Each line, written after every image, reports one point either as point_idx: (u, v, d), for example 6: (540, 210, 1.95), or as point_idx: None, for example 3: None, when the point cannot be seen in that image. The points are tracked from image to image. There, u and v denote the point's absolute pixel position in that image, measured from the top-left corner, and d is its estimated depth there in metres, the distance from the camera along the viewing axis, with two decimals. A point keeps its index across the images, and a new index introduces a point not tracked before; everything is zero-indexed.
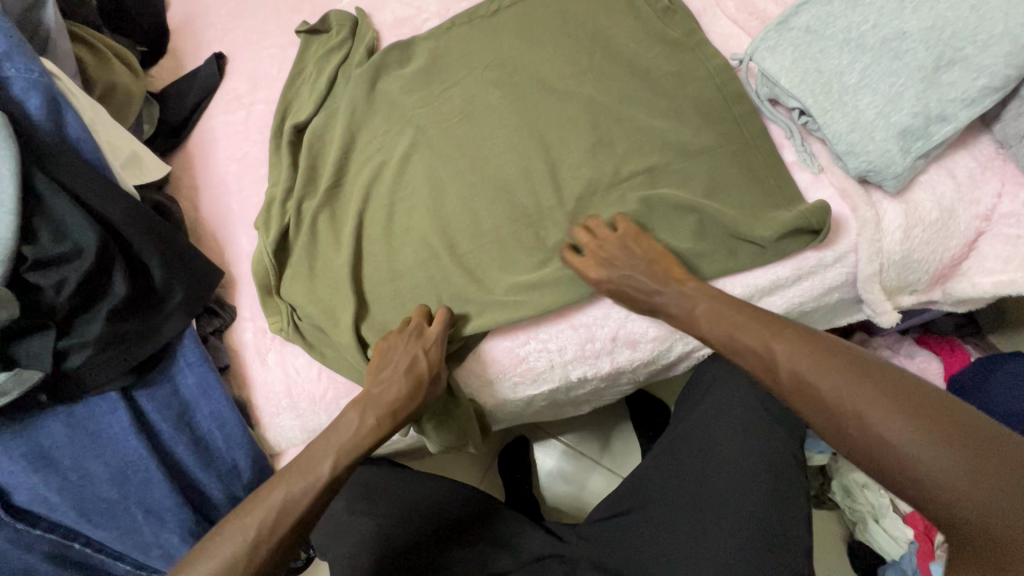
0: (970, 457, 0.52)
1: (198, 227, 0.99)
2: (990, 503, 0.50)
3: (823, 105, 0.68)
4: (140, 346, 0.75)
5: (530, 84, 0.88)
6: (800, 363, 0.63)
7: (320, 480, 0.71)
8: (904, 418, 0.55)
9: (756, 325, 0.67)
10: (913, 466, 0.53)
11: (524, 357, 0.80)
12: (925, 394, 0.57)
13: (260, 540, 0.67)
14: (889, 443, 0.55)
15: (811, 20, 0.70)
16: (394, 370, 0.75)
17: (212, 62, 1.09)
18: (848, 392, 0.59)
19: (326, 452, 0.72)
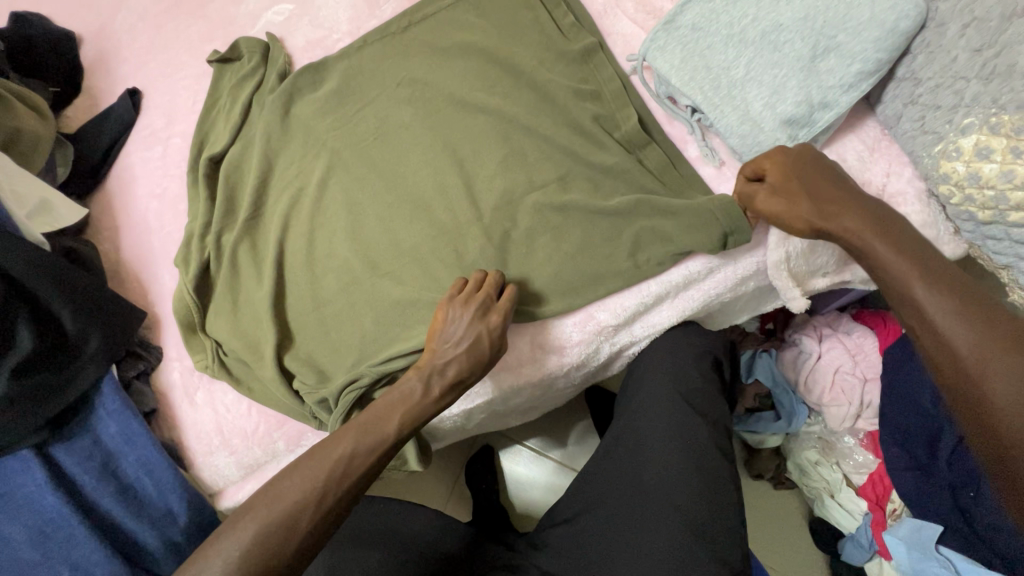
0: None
1: (120, 268, 0.96)
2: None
3: (713, 100, 0.68)
4: (53, 399, 0.73)
5: (440, 99, 0.87)
6: (912, 275, 0.56)
7: (336, 481, 0.66)
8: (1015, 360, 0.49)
9: (886, 236, 0.58)
10: (1022, 416, 0.48)
11: (594, 327, 0.77)
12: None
13: (270, 559, 0.61)
14: (1006, 386, 0.49)
15: (696, 17, 0.70)
16: (461, 339, 0.70)
17: (126, 98, 1.07)
18: (966, 329, 0.52)
19: (341, 445, 0.67)
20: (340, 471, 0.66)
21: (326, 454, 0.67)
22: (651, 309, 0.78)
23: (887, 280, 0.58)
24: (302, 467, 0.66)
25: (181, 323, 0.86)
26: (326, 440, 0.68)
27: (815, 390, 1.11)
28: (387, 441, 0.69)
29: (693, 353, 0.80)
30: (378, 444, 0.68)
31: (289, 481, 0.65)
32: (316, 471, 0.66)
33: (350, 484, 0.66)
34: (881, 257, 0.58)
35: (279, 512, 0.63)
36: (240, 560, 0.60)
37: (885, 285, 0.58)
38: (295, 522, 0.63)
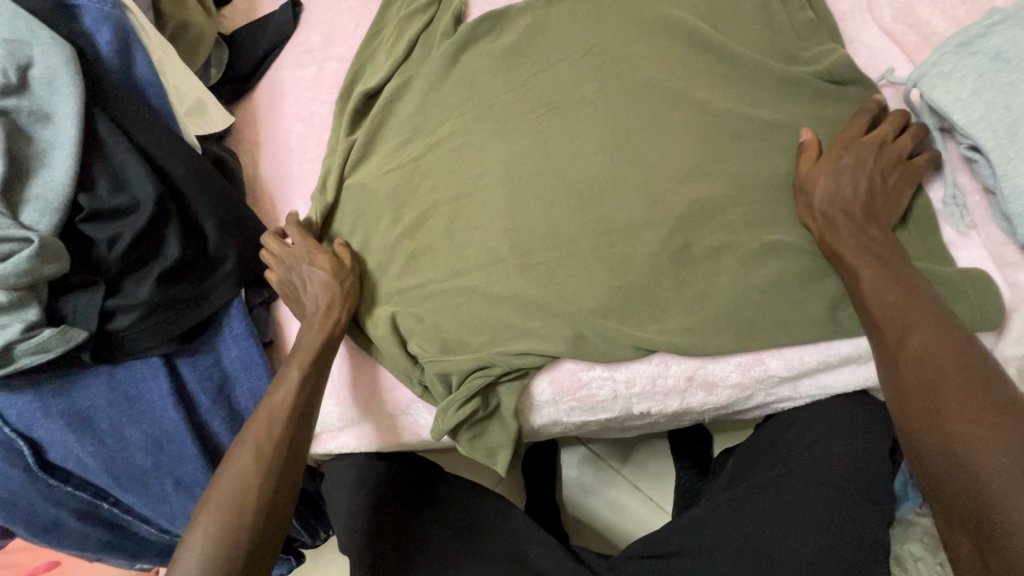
0: None
1: (255, 185, 0.93)
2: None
3: (1004, 150, 0.56)
4: (188, 313, 0.70)
5: (633, 79, 0.78)
6: (903, 320, 0.58)
7: (264, 451, 0.65)
8: (976, 402, 0.52)
9: (870, 259, 0.61)
10: (984, 453, 0.50)
11: (586, 382, 0.73)
12: (986, 386, 0.53)
13: (235, 511, 0.62)
14: (952, 413, 0.52)
15: (1004, 45, 0.57)
16: (308, 285, 0.74)
17: (288, 9, 1.02)
18: (926, 357, 0.56)
19: (258, 415, 0.67)
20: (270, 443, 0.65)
21: (257, 419, 0.67)
22: (829, 369, 0.69)
23: (873, 317, 0.61)
24: (248, 427, 0.67)
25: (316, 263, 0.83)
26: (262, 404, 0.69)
27: None
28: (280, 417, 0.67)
29: (864, 430, 0.71)
30: (288, 394, 0.68)
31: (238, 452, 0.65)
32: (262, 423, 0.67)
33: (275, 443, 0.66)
34: (856, 271, 0.62)
35: (245, 475, 0.63)
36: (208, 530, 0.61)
37: (872, 324, 0.61)
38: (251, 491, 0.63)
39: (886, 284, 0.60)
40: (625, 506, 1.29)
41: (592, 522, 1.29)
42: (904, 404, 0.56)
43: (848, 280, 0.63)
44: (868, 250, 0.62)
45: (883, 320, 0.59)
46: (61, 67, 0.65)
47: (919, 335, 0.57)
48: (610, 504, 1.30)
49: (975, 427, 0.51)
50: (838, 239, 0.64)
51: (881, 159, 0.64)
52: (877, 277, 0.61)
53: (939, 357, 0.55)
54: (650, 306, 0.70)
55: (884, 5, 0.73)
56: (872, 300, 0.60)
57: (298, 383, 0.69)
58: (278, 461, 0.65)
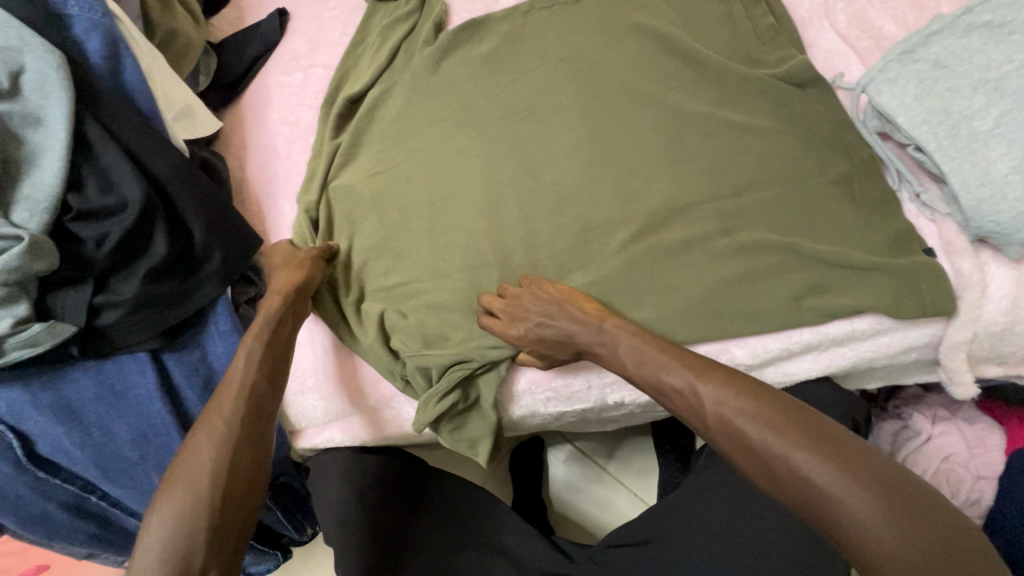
0: (903, 514, 0.49)
1: (241, 188, 0.96)
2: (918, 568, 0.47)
3: (946, 150, 0.59)
4: (174, 309, 0.73)
5: (604, 83, 0.81)
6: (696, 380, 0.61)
7: (221, 428, 0.63)
8: (814, 451, 0.53)
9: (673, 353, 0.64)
10: (860, 519, 0.49)
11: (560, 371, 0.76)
12: (810, 426, 0.55)
13: (204, 491, 0.59)
14: (811, 474, 0.52)
15: (942, 53, 0.61)
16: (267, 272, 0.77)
17: (275, 18, 1.05)
18: (745, 421, 0.57)
19: (212, 411, 0.65)
20: (232, 417, 0.64)
21: (219, 400, 0.65)
22: (792, 356, 0.71)
23: (681, 405, 0.62)
24: (208, 417, 0.65)
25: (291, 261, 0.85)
26: (222, 389, 0.67)
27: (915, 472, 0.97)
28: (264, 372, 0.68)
29: (830, 414, 0.72)
30: (258, 360, 0.69)
31: (196, 445, 0.62)
32: (245, 394, 0.66)
33: (251, 405, 0.66)
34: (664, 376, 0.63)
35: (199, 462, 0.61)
36: (176, 526, 0.57)
37: (683, 409, 0.62)
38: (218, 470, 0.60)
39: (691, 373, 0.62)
40: (611, 502, 1.31)
41: (579, 519, 1.31)
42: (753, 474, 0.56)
43: (634, 368, 0.66)
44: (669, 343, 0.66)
45: (716, 420, 0.59)
46: (52, 72, 0.67)
47: (626, 343, 0.67)
48: (596, 501, 1.32)
49: (837, 477, 0.51)
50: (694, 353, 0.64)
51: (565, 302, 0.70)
52: (634, 343, 0.66)
53: (777, 421, 0.56)
54: (623, 298, 0.73)
55: (840, 11, 0.77)
56: (700, 397, 0.60)
57: (259, 339, 0.70)
58: (239, 435, 0.63)
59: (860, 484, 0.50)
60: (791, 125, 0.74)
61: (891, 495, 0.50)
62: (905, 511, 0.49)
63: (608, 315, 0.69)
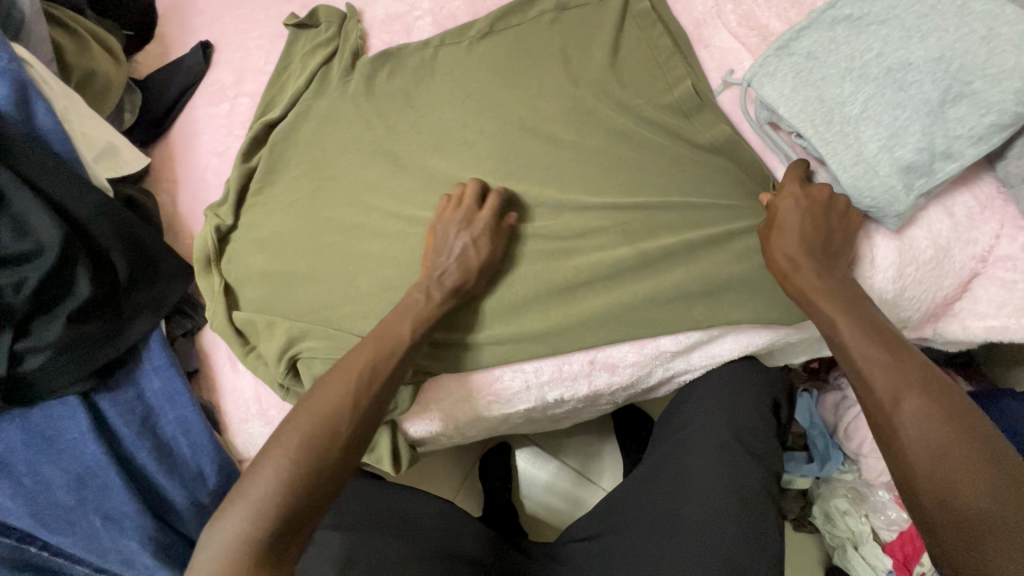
0: (995, 471, 0.48)
1: (175, 222, 0.96)
2: (995, 515, 0.46)
3: (824, 135, 0.64)
4: (103, 348, 0.72)
5: (517, 91, 0.85)
6: (899, 380, 0.54)
7: (337, 432, 0.64)
8: (936, 407, 0.52)
9: (846, 309, 0.59)
10: (970, 483, 0.48)
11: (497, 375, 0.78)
12: (940, 387, 0.54)
13: (284, 497, 0.60)
14: (952, 445, 0.50)
15: (813, 46, 0.66)
16: (456, 244, 0.74)
17: (198, 51, 1.06)
18: (926, 400, 0.53)
19: (303, 417, 0.64)
20: (323, 421, 0.64)
21: (311, 405, 0.65)
22: (713, 339, 0.76)
23: (877, 379, 0.56)
24: (308, 407, 0.66)
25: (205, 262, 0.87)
26: (312, 397, 0.66)
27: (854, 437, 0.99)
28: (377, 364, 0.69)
29: (743, 398, 0.78)
30: (400, 344, 0.70)
31: (267, 458, 0.62)
32: (337, 404, 0.65)
33: (381, 387, 0.68)
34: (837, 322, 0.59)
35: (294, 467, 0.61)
36: (241, 533, 0.58)
37: (870, 386, 0.56)
38: (290, 487, 0.60)
39: (888, 358, 0.56)
40: (581, 499, 1.33)
41: (552, 520, 1.33)
42: (890, 438, 0.53)
43: (823, 327, 0.60)
44: (840, 295, 0.60)
45: (882, 382, 0.55)
46: None
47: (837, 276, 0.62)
48: (567, 499, 1.34)
49: (931, 424, 0.51)
50: (819, 290, 0.60)
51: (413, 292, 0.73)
52: (855, 328, 0.58)
53: (907, 388, 0.54)
54: (550, 300, 0.76)
55: (731, 12, 0.82)
56: (848, 345, 0.58)
57: (413, 331, 0.71)
58: (336, 444, 0.64)
59: (956, 443, 0.50)
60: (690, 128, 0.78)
61: (992, 466, 0.48)
62: (1001, 478, 0.48)
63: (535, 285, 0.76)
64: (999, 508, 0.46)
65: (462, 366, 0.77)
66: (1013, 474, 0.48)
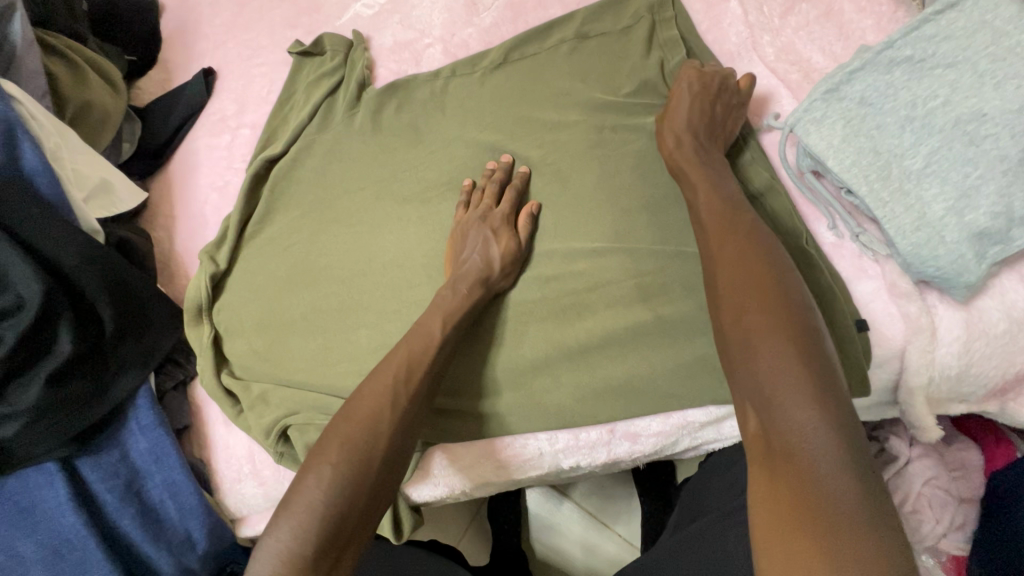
0: (795, 351, 0.48)
1: (171, 260, 0.92)
2: (779, 389, 0.46)
3: (879, 193, 0.57)
4: (87, 409, 0.68)
5: (533, 126, 0.79)
6: (723, 248, 0.58)
7: (374, 460, 0.60)
8: (765, 292, 0.52)
9: (708, 178, 0.64)
10: (779, 391, 0.46)
11: (508, 442, 0.72)
12: (774, 275, 0.54)
13: (335, 518, 0.56)
14: (743, 311, 0.52)
15: (866, 90, 0.59)
16: (472, 241, 0.72)
17: (200, 79, 1.01)
18: (742, 275, 0.55)
19: (332, 439, 0.61)
20: (368, 434, 0.61)
21: (341, 433, 0.61)
22: None
23: (709, 258, 0.59)
24: (351, 418, 0.62)
25: (189, 307, 0.83)
26: (354, 402, 0.63)
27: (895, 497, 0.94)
28: (400, 391, 0.64)
29: None
30: (428, 351, 0.66)
31: (308, 483, 0.58)
32: (374, 408, 0.62)
33: (407, 399, 0.64)
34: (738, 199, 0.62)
35: (350, 480, 0.58)
36: (284, 553, 0.54)
37: (707, 266, 0.59)
38: (324, 511, 0.56)
39: (715, 238, 0.59)
40: (594, 544, 1.26)
41: (563, 567, 1.26)
42: (730, 351, 0.52)
43: (711, 246, 0.59)
44: (708, 169, 0.65)
45: (730, 294, 0.54)
46: None
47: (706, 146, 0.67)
48: (580, 546, 1.26)
49: (751, 304, 0.52)
50: (693, 162, 0.66)
51: (453, 290, 0.70)
52: (710, 196, 0.63)
53: (749, 301, 0.53)
54: (566, 359, 0.69)
55: (769, 44, 0.75)
56: (700, 211, 0.63)
57: (444, 336, 0.67)
58: (360, 452, 0.60)
59: (771, 323, 0.50)
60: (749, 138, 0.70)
61: (824, 379, 0.46)
62: (830, 393, 0.46)
63: (551, 341, 0.70)
64: (780, 378, 0.47)
65: (472, 431, 0.72)
66: (821, 362, 0.47)
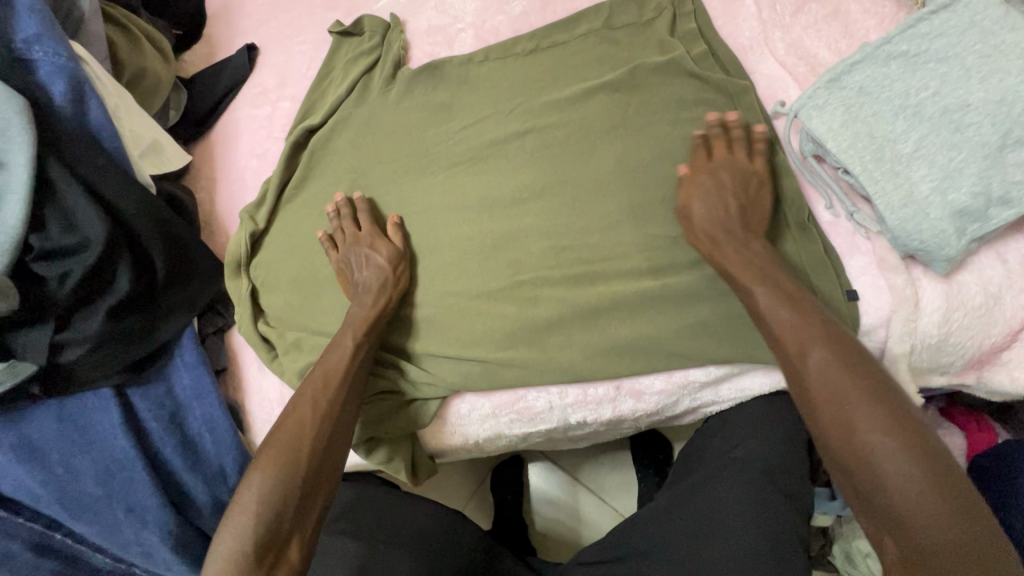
0: (926, 462, 0.49)
1: (211, 220, 0.98)
2: (912, 507, 0.48)
3: (872, 173, 0.62)
4: (140, 343, 0.74)
5: (556, 107, 0.85)
6: (817, 342, 0.58)
7: (308, 465, 0.66)
8: (874, 406, 0.53)
9: (765, 282, 0.63)
10: (912, 512, 0.48)
11: (522, 394, 0.77)
12: (874, 377, 0.54)
13: (268, 521, 0.62)
14: (856, 411, 0.53)
15: (866, 80, 0.64)
16: (364, 258, 0.80)
17: (244, 54, 1.08)
18: (841, 376, 0.55)
19: (265, 452, 0.67)
20: (296, 444, 0.67)
21: (276, 441, 0.67)
22: (743, 372, 0.74)
23: (792, 348, 0.59)
24: (281, 428, 0.68)
25: (229, 257, 0.88)
26: (285, 415, 0.70)
27: None
28: (322, 406, 0.70)
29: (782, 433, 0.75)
30: (344, 357, 0.73)
31: (246, 491, 0.64)
32: (298, 419, 0.69)
33: (331, 400, 0.70)
34: (775, 317, 0.62)
35: (277, 488, 0.64)
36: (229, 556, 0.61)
37: (793, 360, 0.59)
38: (261, 516, 0.62)
39: (796, 326, 0.60)
40: (592, 518, 1.31)
41: (561, 538, 1.31)
42: (840, 456, 0.53)
43: (793, 355, 0.59)
44: (767, 271, 0.65)
45: (829, 403, 0.55)
46: (13, 116, 0.68)
47: (721, 223, 0.68)
48: (578, 517, 1.32)
49: (863, 413, 0.52)
50: (744, 265, 0.65)
51: (355, 308, 0.77)
52: (772, 296, 0.62)
53: (857, 404, 0.53)
54: (579, 321, 0.75)
55: (779, 40, 0.81)
56: (767, 317, 0.62)
57: (356, 342, 0.74)
58: (285, 456, 0.66)
59: (891, 435, 0.51)
60: (682, 194, 0.75)
61: (940, 466, 0.49)
62: (949, 479, 0.49)
63: (565, 304, 0.76)
64: (911, 498, 0.48)
65: (488, 384, 0.77)
66: (947, 467, 0.49)
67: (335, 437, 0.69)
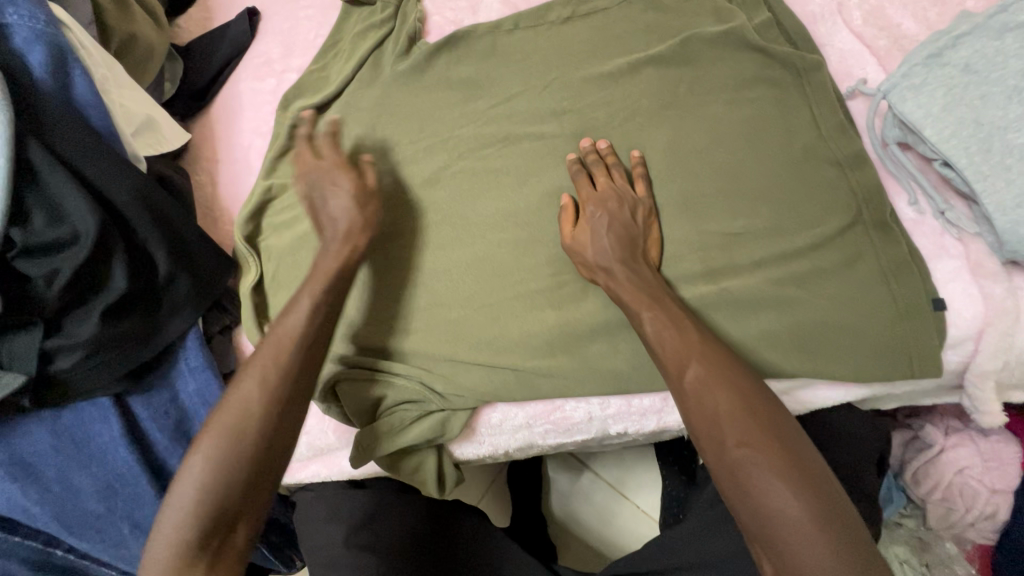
0: (798, 490, 0.50)
1: (214, 205, 0.90)
2: (792, 532, 0.49)
3: (977, 165, 0.57)
4: (141, 348, 0.67)
5: (598, 82, 0.75)
6: (691, 353, 0.59)
7: (253, 458, 0.58)
8: (746, 424, 0.54)
9: (655, 300, 0.62)
10: (797, 540, 0.48)
11: (560, 405, 0.71)
12: (754, 400, 0.56)
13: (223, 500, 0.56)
14: (732, 429, 0.54)
15: (972, 57, 0.59)
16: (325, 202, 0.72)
17: (244, 19, 0.97)
18: (710, 389, 0.56)
19: (206, 436, 0.59)
20: (234, 434, 0.59)
21: (217, 424, 0.60)
22: (811, 383, 0.65)
23: (667, 359, 0.59)
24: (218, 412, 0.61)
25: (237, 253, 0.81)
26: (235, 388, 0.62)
27: (924, 484, 0.91)
28: (281, 381, 0.62)
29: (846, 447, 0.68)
30: (308, 321, 0.65)
31: (179, 483, 0.58)
32: (239, 401, 0.60)
33: (278, 382, 0.62)
34: (668, 343, 0.60)
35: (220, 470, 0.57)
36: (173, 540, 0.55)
37: (665, 368, 0.60)
38: (197, 506, 0.56)
39: (668, 333, 0.60)
40: (614, 514, 1.26)
41: (581, 535, 1.26)
42: (716, 476, 0.54)
43: (672, 372, 0.59)
44: (645, 289, 0.63)
45: (705, 423, 0.55)
46: None
47: (610, 233, 0.65)
48: (599, 514, 1.27)
49: (738, 433, 0.54)
50: (640, 288, 0.63)
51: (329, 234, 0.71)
52: (657, 320, 0.61)
53: (729, 424, 0.54)
54: (624, 326, 0.68)
55: (855, 8, 0.71)
56: (651, 338, 0.61)
57: (314, 305, 0.66)
58: (226, 447, 0.58)
59: (757, 456, 0.52)
60: (741, 186, 0.67)
61: (827, 506, 0.50)
62: (835, 521, 0.49)
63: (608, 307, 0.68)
64: (793, 525, 0.49)
65: (524, 394, 0.70)
66: (815, 494, 0.50)
67: (288, 429, 0.61)
